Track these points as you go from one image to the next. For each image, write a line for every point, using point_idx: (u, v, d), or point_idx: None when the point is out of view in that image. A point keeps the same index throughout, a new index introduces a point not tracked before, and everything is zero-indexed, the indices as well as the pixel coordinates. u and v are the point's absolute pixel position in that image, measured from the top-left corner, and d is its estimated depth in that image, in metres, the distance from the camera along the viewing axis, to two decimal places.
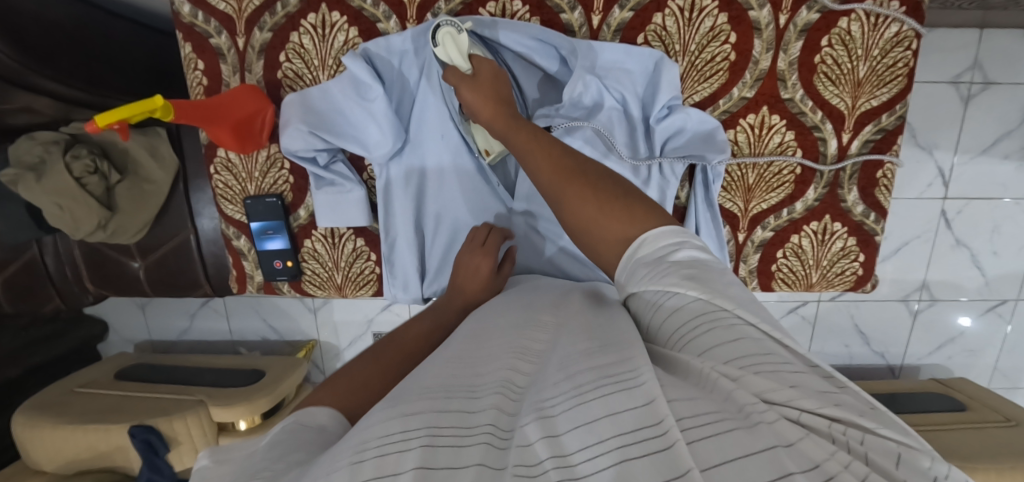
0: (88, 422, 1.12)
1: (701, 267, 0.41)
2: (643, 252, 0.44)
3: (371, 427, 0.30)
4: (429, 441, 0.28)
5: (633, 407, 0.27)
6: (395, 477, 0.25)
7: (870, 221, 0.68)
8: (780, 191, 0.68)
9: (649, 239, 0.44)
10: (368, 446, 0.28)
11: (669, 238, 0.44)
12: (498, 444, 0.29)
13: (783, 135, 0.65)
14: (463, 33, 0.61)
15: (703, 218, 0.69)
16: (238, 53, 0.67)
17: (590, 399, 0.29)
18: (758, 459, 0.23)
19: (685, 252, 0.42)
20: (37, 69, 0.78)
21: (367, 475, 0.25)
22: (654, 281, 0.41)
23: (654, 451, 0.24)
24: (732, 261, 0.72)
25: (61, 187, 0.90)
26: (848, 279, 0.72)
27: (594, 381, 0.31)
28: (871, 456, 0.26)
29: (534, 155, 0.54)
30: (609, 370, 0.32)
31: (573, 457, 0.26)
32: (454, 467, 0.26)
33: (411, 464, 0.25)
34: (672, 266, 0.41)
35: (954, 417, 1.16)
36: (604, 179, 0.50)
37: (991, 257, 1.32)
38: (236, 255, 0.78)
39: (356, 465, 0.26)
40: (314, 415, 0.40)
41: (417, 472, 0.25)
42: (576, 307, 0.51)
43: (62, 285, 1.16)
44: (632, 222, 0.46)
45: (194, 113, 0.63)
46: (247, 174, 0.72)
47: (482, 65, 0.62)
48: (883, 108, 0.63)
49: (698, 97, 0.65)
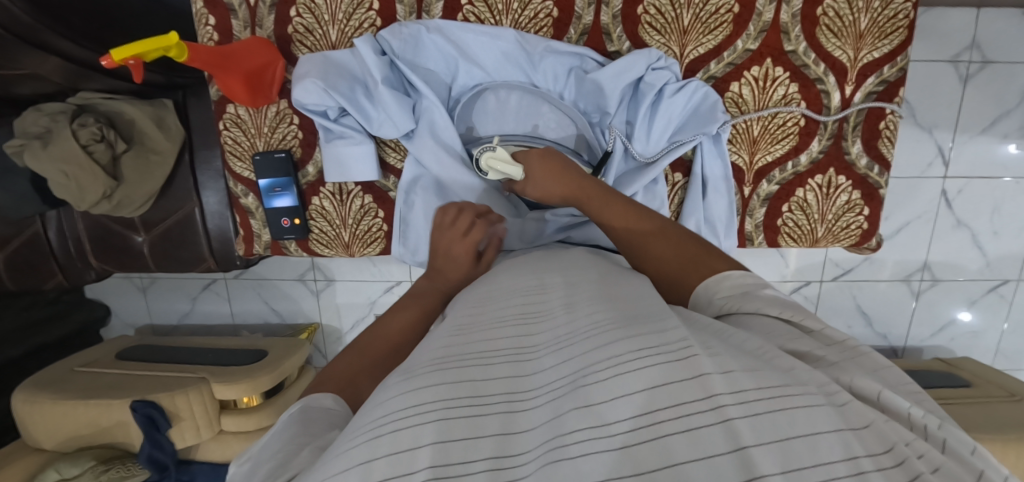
0: (90, 398, 1.11)
1: (789, 305, 0.41)
2: (722, 288, 0.45)
3: (388, 400, 0.31)
4: (444, 414, 0.29)
5: (664, 383, 0.27)
6: (414, 451, 0.26)
7: (874, 174, 0.69)
8: (785, 143, 0.68)
9: (731, 276, 0.46)
10: (384, 419, 0.29)
11: (753, 276, 0.45)
12: (518, 408, 0.31)
13: (787, 88, 0.66)
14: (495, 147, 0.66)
15: (711, 172, 0.69)
16: (249, 9, 0.67)
17: (620, 373, 0.28)
18: (826, 439, 0.23)
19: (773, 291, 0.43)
20: (49, 25, 0.78)
21: (387, 450, 0.27)
22: (742, 304, 0.42)
23: (689, 417, 0.25)
24: (738, 215, 0.72)
25: (68, 154, 0.91)
26: (853, 233, 0.72)
27: (625, 355, 0.30)
28: (949, 441, 0.27)
29: (618, 225, 0.56)
30: (633, 344, 0.31)
31: (613, 425, 0.26)
32: (471, 436, 0.28)
33: (428, 438, 0.27)
34: (759, 297, 0.42)
35: (958, 392, 1.15)
36: (680, 233, 0.53)
37: (992, 238, 1.33)
38: (244, 214, 0.78)
39: (374, 440, 0.28)
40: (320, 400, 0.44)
41: (434, 449, 0.26)
42: (586, 272, 0.52)
43: (65, 262, 1.16)
44: (709, 264, 0.48)
45: (207, 59, 0.64)
46: (255, 130, 0.72)
47: (528, 156, 0.65)
48: (884, 60, 0.64)
49: (703, 49, 0.66)
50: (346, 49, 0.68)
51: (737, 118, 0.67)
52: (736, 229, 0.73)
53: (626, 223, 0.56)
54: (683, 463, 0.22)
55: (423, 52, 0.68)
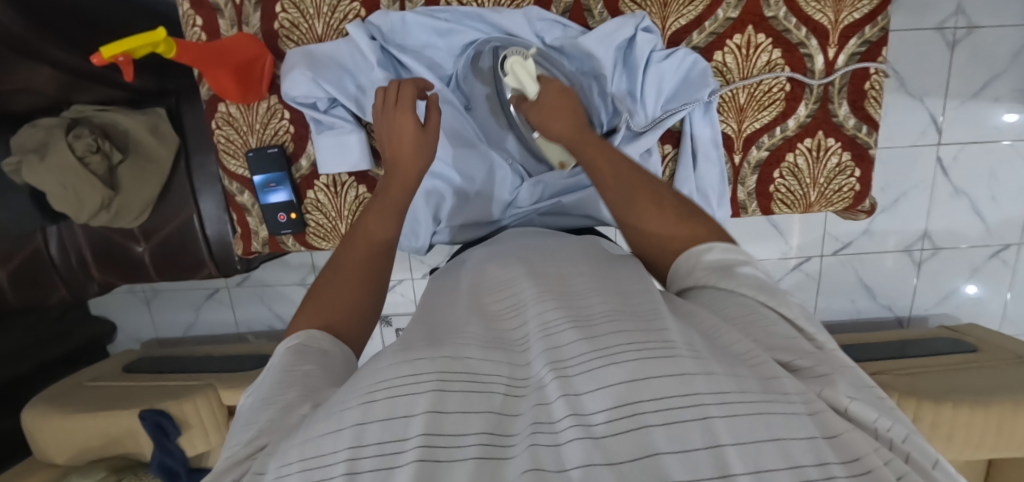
0: (98, 409, 1.12)
1: (764, 285, 0.42)
2: (704, 261, 0.46)
3: (381, 369, 0.32)
4: (437, 385, 0.29)
5: (647, 377, 0.28)
6: (407, 419, 0.28)
7: (863, 134, 0.69)
8: (772, 109, 0.68)
9: (717, 247, 0.46)
10: (378, 387, 0.30)
11: (737, 253, 0.46)
12: (514, 393, 0.31)
13: (770, 54, 0.66)
14: (529, 57, 0.65)
15: (701, 141, 0.69)
16: (235, 7, 0.68)
17: (610, 362, 0.29)
18: (795, 447, 0.24)
19: (750, 269, 0.44)
20: (39, 34, 0.80)
21: (381, 416, 0.28)
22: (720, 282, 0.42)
23: (672, 412, 0.25)
24: (730, 184, 0.72)
25: (65, 166, 0.92)
26: (846, 196, 0.72)
27: (620, 347, 0.31)
28: (915, 455, 0.26)
29: (609, 179, 0.55)
30: (622, 338, 0.32)
31: (592, 416, 0.27)
32: (459, 411, 0.28)
33: (421, 407, 0.28)
34: (738, 277, 0.42)
35: (964, 358, 1.14)
36: (674, 197, 0.53)
37: (991, 203, 1.33)
38: (240, 211, 0.79)
39: (369, 403, 0.29)
40: (314, 338, 0.43)
41: (427, 417, 0.27)
42: (573, 263, 0.52)
43: (69, 275, 1.17)
44: (694, 232, 0.49)
45: (194, 54, 0.64)
46: (248, 127, 0.73)
47: (548, 84, 0.63)
48: (865, 21, 0.64)
49: (684, 20, 0.66)
50: (338, 38, 0.68)
51: (726, 87, 0.67)
52: (729, 199, 0.73)
53: (615, 179, 0.54)
54: (661, 454, 0.23)
55: (411, 40, 0.69)
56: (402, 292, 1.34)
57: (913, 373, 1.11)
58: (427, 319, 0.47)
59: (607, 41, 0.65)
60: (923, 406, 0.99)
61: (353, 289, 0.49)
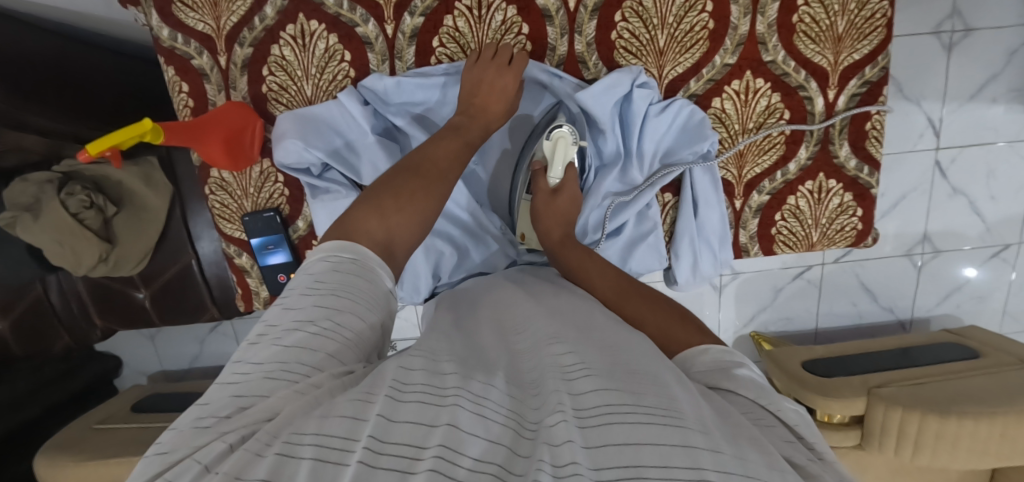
0: (110, 456, 1.12)
1: (763, 389, 0.43)
2: (700, 362, 0.47)
3: (412, 372, 0.38)
4: (459, 402, 0.33)
5: (640, 442, 0.29)
6: (431, 429, 0.31)
7: (864, 175, 0.69)
8: (772, 153, 0.68)
9: (711, 350, 0.48)
10: (408, 395, 0.34)
11: (732, 355, 0.47)
12: (524, 435, 0.32)
13: (770, 98, 0.66)
14: (576, 144, 0.66)
15: (702, 189, 0.68)
16: (221, 72, 0.67)
17: (619, 421, 0.31)
18: None
19: (748, 372, 0.45)
20: (23, 106, 0.74)
21: (409, 419, 0.32)
22: (725, 382, 0.43)
23: (674, 474, 0.26)
24: (731, 229, 0.72)
25: (61, 224, 0.92)
26: (849, 234, 0.73)
27: (633, 408, 0.32)
28: None
29: (600, 277, 0.61)
30: (633, 398, 0.33)
31: (595, 466, 0.27)
32: (470, 432, 0.30)
33: (447, 419, 0.31)
34: (741, 378, 0.43)
35: (969, 365, 1.14)
36: (660, 299, 0.58)
37: (990, 202, 1.32)
38: (239, 272, 0.79)
39: (399, 405, 0.33)
40: (364, 258, 0.48)
41: (447, 430, 0.30)
42: (593, 318, 0.51)
43: (70, 322, 1.15)
44: (688, 334, 0.52)
45: (181, 134, 0.63)
46: (241, 191, 0.72)
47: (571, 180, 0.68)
48: (865, 61, 0.64)
49: (681, 69, 0.65)
50: (327, 99, 0.67)
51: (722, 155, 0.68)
52: (730, 243, 0.73)
53: (607, 279, 0.61)
54: None
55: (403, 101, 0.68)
56: (406, 317, 1.34)
57: (918, 383, 1.09)
58: (466, 347, 0.49)
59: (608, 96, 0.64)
60: (927, 418, 0.99)
61: (406, 216, 0.54)
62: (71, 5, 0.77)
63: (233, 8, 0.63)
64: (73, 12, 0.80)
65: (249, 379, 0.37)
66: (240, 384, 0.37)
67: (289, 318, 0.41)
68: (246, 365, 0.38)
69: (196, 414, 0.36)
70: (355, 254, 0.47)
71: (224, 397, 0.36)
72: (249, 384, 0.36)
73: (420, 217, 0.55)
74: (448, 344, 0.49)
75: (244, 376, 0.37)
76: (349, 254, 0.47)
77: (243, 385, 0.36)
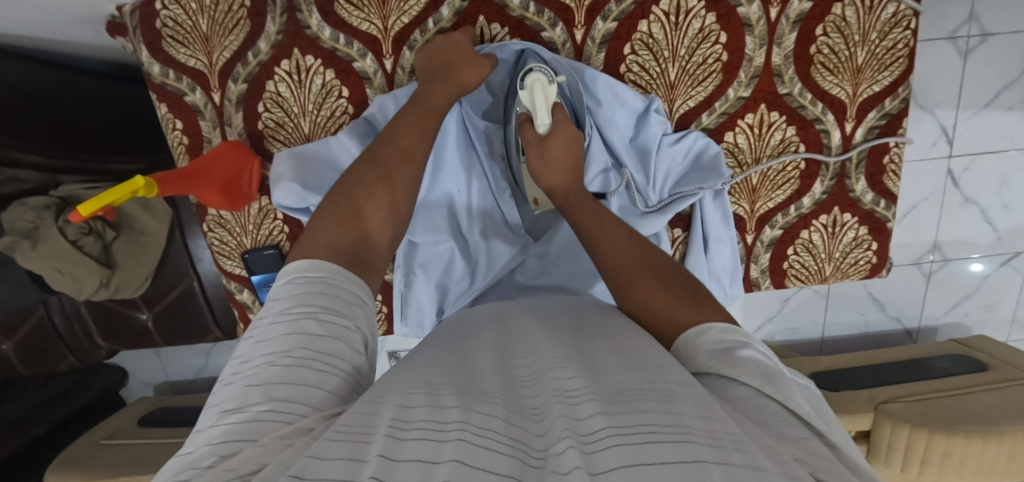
0: (117, 474, 1.12)
1: (770, 371, 0.39)
2: (704, 341, 0.43)
3: (412, 410, 0.32)
4: (464, 436, 0.28)
5: (655, 463, 0.25)
6: (433, 467, 0.26)
7: (880, 208, 0.75)
8: (786, 188, 0.72)
9: (715, 328, 0.43)
10: (408, 427, 0.30)
11: (735, 334, 0.43)
12: (530, 463, 0.27)
13: (784, 132, 0.69)
14: (553, 83, 0.61)
15: (711, 225, 0.71)
16: (215, 108, 0.67)
17: (630, 444, 0.27)
18: None
19: (751, 352, 0.41)
20: (12, 144, 0.77)
21: (409, 456, 0.26)
22: (724, 368, 0.39)
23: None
24: (745, 262, 0.77)
25: (59, 251, 0.91)
26: (863, 267, 0.79)
27: (638, 427, 0.29)
28: None
29: (605, 242, 0.54)
30: (641, 418, 0.30)
31: None
32: (476, 465, 0.25)
33: (450, 454, 0.26)
34: (741, 361, 0.39)
35: (978, 379, 1.13)
36: (673, 272, 0.51)
37: (1002, 211, 1.29)
38: (241, 307, 0.79)
39: (395, 440, 0.28)
40: (321, 267, 0.44)
41: (453, 468, 0.25)
42: (595, 338, 0.46)
43: (74, 343, 1.15)
44: (700, 311, 0.46)
45: (180, 182, 0.64)
46: (241, 228, 0.72)
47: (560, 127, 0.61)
48: (885, 93, 0.68)
49: (693, 102, 0.68)
50: (326, 136, 0.67)
51: (738, 176, 0.70)
52: (744, 275, 0.78)
53: (614, 242, 0.54)
54: None
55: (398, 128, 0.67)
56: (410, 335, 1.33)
57: (925, 399, 1.09)
58: (454, 364, 0.44)
59: (608, 91, 0.65)
60: (935, 436, 0.98)
61: (378, 211, 0.53)
62: (67, 38, 0.76)
63: (226, 43, 0.63)
64: (64, 41, 0.79)
65: (229, 425, 0.31)
66: (217, 430, 0.31)
67: (261, 350, 0.37)
68: (222, 411, 0.33)
69: (171, 472, 0.30)
70: (316, 270, 0.43)
71: (201, 447, 0.30)
72: (227, 427, 0.31)
73: (394, 215, 0.55)
74: (435, 363, 0.43)
75: (224, 423, 0.32)
76: (319, 273, 0.43)
77: (222, 434, 0.30)
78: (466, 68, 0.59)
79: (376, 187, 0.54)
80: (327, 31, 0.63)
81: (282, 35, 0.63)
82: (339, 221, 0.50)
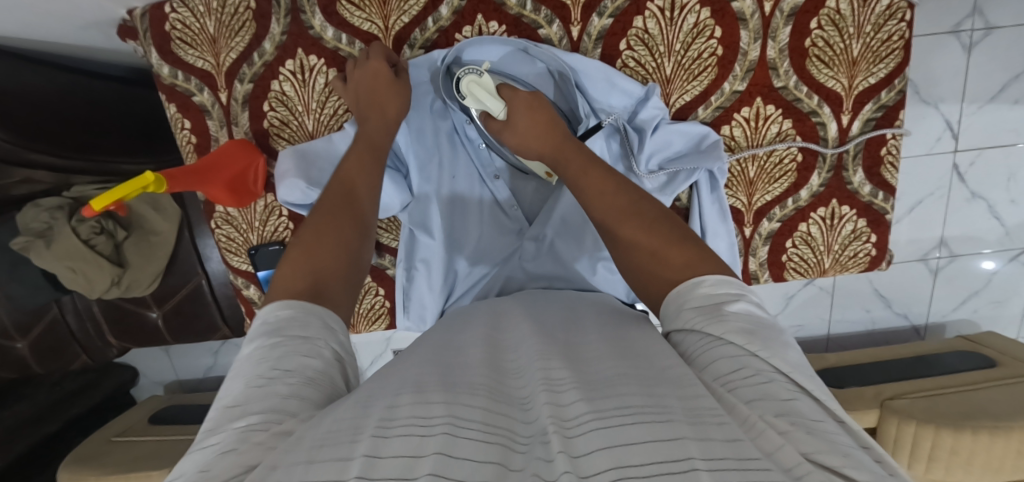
0: (129, 470, 1.15)
1: (759, 326, 0.38)
2: (694, 297, 0.41)
3: (400, 408, 0.33)
4: (450, 429, 0.29)
5: (633, 443, 0.26)
6: (418, 459, 0.27)
7: (878, 200, 0.75)
8: (784, 181, 0.73)
9: (707, 280, 0.42)
10: (395, 423, 0.30)
11: (729, 286, 0.41)
12: (515, 450, 0.28)
13: (781, 124, 0.70)
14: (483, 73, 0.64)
15: (711, 218, 0.71)
16: (222, 108, 0.69)
17: (608, 427, 0.28)
18: None
19: (743, 305, 0.39)
20: (29, 146, 0.82)
21: (394, 452, 0.27)
22: (709, 326, 0.38)
23: (660, 475, 0.23)
24: (744, 255, 0.77)
25: (71, 250, 0.93)
26: (863, 259, 0.79)
27: (617, 410, 0.29)
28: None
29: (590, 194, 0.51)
30: (621, 402, 0.30)
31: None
32: (460, 456, 0.26)
33: (432, 447, 0.27)
34: (728, 317, 0.38)
35: (985, 375, 1.12)
36: (661, 219, 0.49)
37: (1010, 206, 1.28)
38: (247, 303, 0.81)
39: (380, 438, 0.29)
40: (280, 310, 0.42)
41: (437, 459, 0.26)
42: (587, 331, 0.47)
43: (86, 342, 1.18)
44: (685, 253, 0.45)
45: (189, 178, 0.66)
46: (248, 224, 0.74)
47: (514, 102, 0.61)
48: (880, 85, 0.68)
49: (689, 96, 0.69)
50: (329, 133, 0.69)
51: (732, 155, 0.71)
52: (743, 268, 0.79)
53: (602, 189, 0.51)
54: None
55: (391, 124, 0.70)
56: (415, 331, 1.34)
57: (931, 396, 1.08)
58: (448, 357, 0.45)
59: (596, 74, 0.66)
60: (941, 433, 0.97)
61: (329, 235, 0.50)
62: (79, 43, 0.78)
63: (232, 45, 0.65)
64: (75, 45, 0.81)
65: (212, 447, 0.31)
66: (204, 453, 0.31)
67: (237, 381, 0.37)
68: (205, 437, 0.33)
69: None
70: (283, 307, 0.42)
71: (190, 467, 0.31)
72: (211, 449, 0.31)
73: (346, 241, 0.50)
74: (426, 360, 0.44)
75: (209, 447, 0.32)
76: (288, 307, 0.42)
77: (207, 457, 0.31)
78: (388, 100, 0.62)
79: (343, 200, 0.54)
80: (330, 31, 0.65)
81: (286, 36, 0.65)
82: (290, 261, 0.47)
